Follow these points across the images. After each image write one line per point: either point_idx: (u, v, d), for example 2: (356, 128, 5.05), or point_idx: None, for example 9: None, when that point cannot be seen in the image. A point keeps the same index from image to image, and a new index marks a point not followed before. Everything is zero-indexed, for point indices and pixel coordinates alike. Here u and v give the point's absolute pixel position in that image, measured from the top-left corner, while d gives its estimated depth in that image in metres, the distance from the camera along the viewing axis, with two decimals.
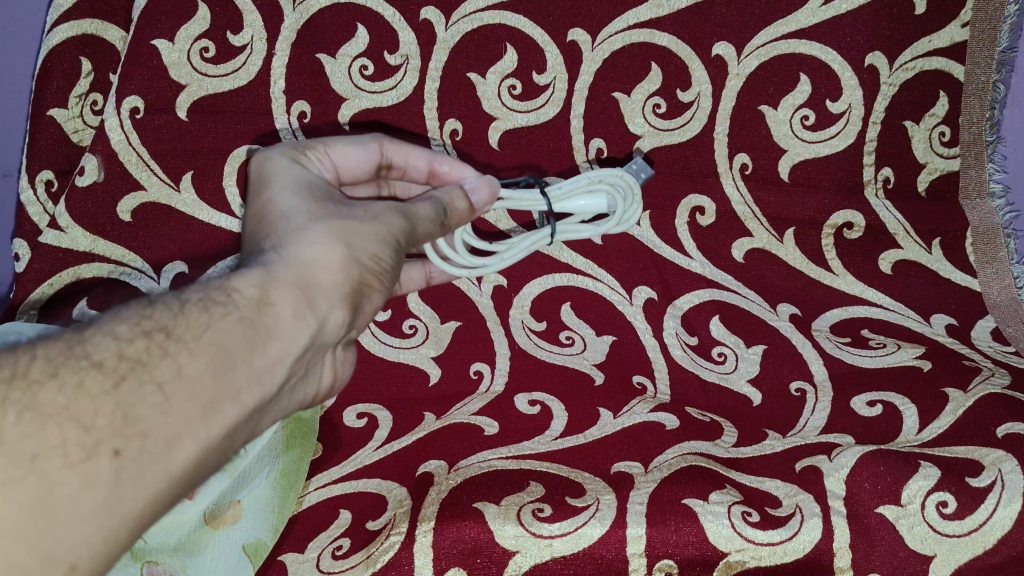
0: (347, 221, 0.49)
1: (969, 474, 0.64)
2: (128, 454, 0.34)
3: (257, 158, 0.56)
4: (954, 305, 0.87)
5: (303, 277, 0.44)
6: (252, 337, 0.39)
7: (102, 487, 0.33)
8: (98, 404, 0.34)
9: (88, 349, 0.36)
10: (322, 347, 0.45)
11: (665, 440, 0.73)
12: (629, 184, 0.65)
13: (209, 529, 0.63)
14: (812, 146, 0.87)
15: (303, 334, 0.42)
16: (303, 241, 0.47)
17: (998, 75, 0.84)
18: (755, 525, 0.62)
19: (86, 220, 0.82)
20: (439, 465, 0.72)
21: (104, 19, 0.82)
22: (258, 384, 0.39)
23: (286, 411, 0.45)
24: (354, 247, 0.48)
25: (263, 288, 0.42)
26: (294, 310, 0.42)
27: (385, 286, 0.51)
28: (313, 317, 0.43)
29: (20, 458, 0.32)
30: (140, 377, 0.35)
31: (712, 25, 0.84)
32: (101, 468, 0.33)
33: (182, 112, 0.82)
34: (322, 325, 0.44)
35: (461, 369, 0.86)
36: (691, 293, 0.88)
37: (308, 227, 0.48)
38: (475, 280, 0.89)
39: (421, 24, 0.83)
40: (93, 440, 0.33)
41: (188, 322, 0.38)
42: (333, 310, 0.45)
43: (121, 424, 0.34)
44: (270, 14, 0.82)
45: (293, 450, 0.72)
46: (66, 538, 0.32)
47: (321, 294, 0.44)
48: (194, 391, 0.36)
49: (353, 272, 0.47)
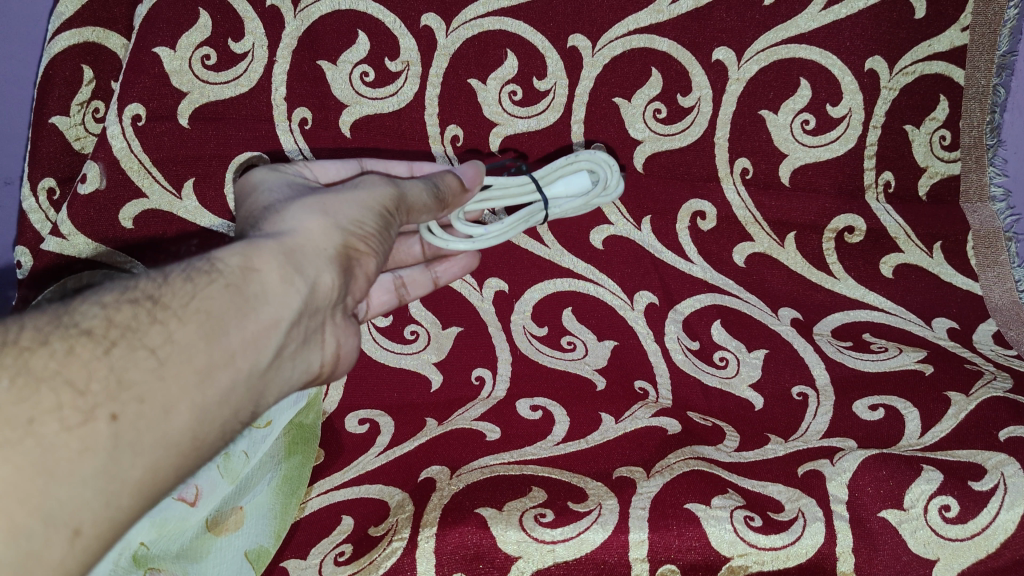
0: (326, 204, 0.53)
1: (972, 478, 0.63)
2: (124, 419, 0.36)
3: (242, 177, 0.62)
4: (954, 308, 0.88)
5: (285, 250, 0.48)
6: (241, 303, 0.43)
7: (101, 451, 0.36)
8: (91, 369, 0.37)
9: (77, 317, 0.39)
10: (315, 312, 0.49)
11: (667, 444, 0.73)
12: (609, 163, 0.64)
13: (210, 536, 0.63)
14: (812, 150, 0.88)
15: (287, 301, 0.46)
16: (286, 224, 0.51)
17: (998, 78, 0.85)
18: (758, 530, 0.62)
19: (87, 227, 0.82)
20: (440, 470, 0.71)
21: (105, 27, 0.82)
22: (249, 343, 0.43)
23: (290, 380, 0.49)
24: (335, 224, 0.52)
25: (246, 260, 0.45)
26: (277, 279, 0.46)
27: (371, 257, 0.54)
28: (296, 286, 0.47)
29: (18, 421, 0.34)
30: (131, 342, 0.39)
31: (711, 30, 0.84)
32: (100, 431, 0.36)
33: (183, 119, 0.82)
34: (309, 292, 0.48)
35: (462, 375, 0.86)
36: (692, 298, 0.88)
37: (290, 212, 0.52)
38: (476, 285, 0.89)
39: (421, 30, 0.83)
40: (90, 404, 0.36)
41: (175, 291, 0.42)
42: (316, 280, 0.48)
43: (115, 388, 0.37)
44: (270, 21, 0.82)
45: (295, 456, 0.72)
46: (68, 499, 0.34)
47: (304, 264, 0.48)
48: (184, 355, 0.39)
49: (334, 245, 0.51)
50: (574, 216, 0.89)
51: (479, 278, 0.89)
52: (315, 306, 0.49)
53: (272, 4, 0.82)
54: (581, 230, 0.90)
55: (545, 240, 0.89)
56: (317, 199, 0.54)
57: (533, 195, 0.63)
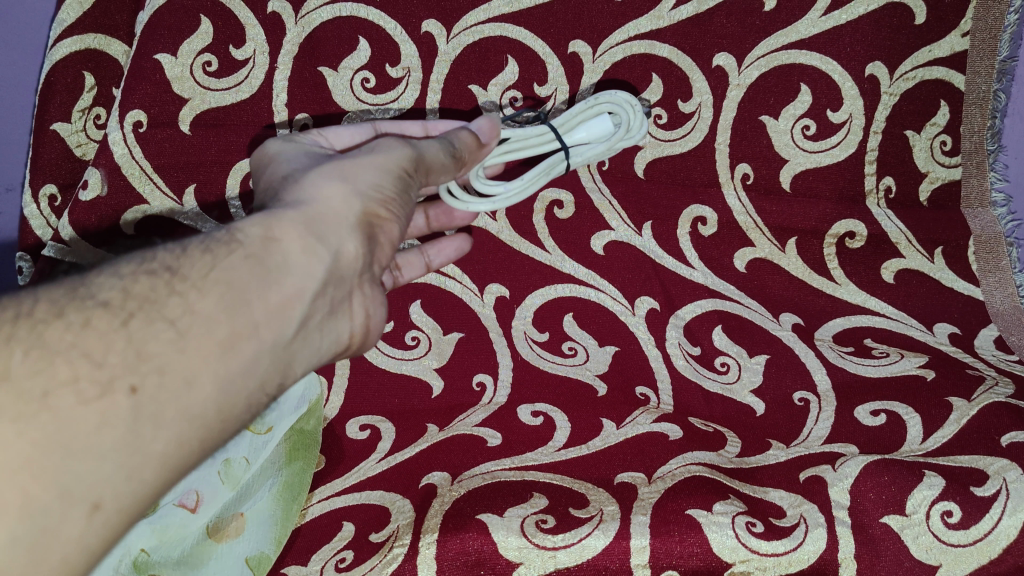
0: (345, 170, 0.53)
1: (974, 483, 0.63)
2: (144, 391, 0.37)
3: (258, 151, 0.62)
4: (956, 314, 0.88)
5: (307, 218, 0.47)
6: (261, 273, 0.43)
7: (120, 424, 0.36)
8: (108, 342, 0.37)
9: (94, 290, 0.39)
10: (341, 281, 0.49)
11: (668, 450, 0.73)
12: (628, 101, 0.65)
13: (212, 542, 0.62)
14: (813, 156, 0.88)
15: (313, 270, 0.46)
16: (304, 190, 0.51)
17: (999, 84, 0.85)
18: (759, 535, 0.62)
19: (90, 234, 0.82)
20: (442, 476, 0.71)
21: (107, 34, 0.82)
22: (272, 311, 0.43)
23: (320, 351, 0.48)
24: (353, 190, 0.52)
25: (267, 229, 0.45)
26: (301, 248, 0.46)
27: (393, 222, 0.54)
28: (322, 254, 0.47)
29: (33, 396, 0.35)
30: (149, 314, 0.39)
31: (712, 37, 0.84)
32: (119, 403, 0.36)
33: (183, 125, 0.83)
34: (333, 259, 0.47)
35: (463, 381, 0.86)
36: (693, 303, 0.88)
37: (311, 180, 0.52)
38: (478, 291, 0.89)
39: (422, 36, 0.84)
40: (107, 376, 0.36)
41: (194, 262, 0.42)
42: (342, 246, 0.48)
43: (133, 361, 0.37)
44: (272, 28, 0.82)
45: (296, 463, 0.72)
46: (83, 475, 0.35)
47: (325, 233, 0.48)
48: (204, 327, 0.40)
49: (355, 211, 0.51)
50: (574, 222, 0.89)
51: (479, 284, 0.89)
52: (339, 276, 0.48)
53: (274, 10, 0.82)
54: (581, 236, 0.89)
55: (545, 246, 0.89)
56: (336, 166, 0.54)
57: (555, 142, 0.65)
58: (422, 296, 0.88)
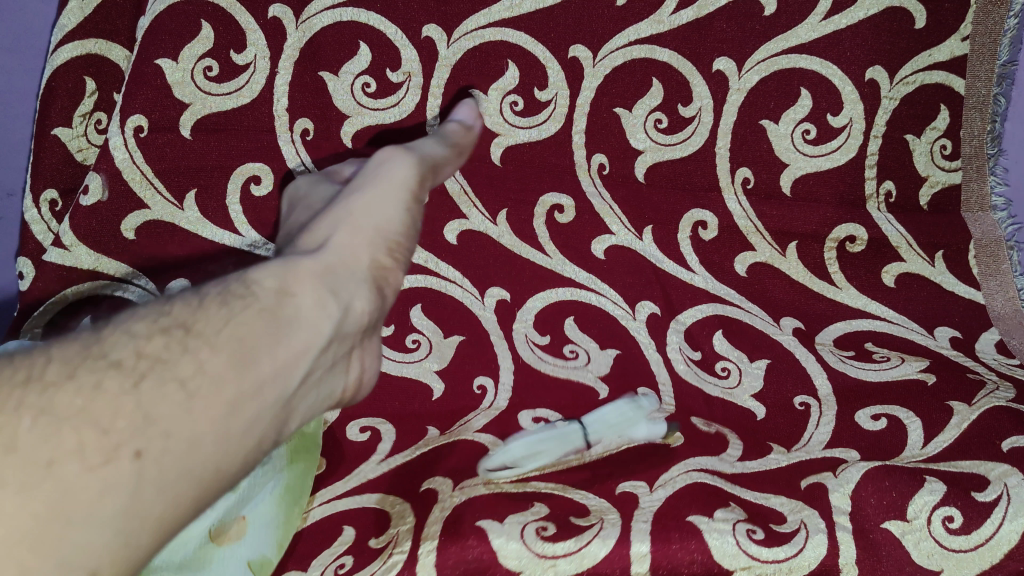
0: (353, 218, 0.55)
1: (975, 488, 0.64)
2: (148, 455, 0.37)
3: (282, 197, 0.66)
4: (957, 318, 0.88)
5: (317, 272, 0.49)
6: (272, 329, 0.44)
7: (122, 490, 0.36)
8: (119, 405, 0.38)
9: (109, 350, 0.40)
10: (348, 337, 0.49)
11: (669, 458, 0.73)
12: None
13: (214, 545, 0.62)
14: (814, 160, 0.88)
15: (321, 324, 0.46)
16: (318, 240, 0.53)
17: (998, 88, 0.85)
18: (760, 542, 0.61)
19: (90, 238, 0.82)
20: (443, 482, 0.71)
21: (108, 39, 0.82)
22: (278, 367, 0.43)
23: (314, 406, 0.48)
24: (365, 240, 0.54)
25: (281, 283, 0.46)
26: (311, 301, 0.46)
27: (397, 270, 0.55)
28: (333, 307, 0.47)
29: (39, 465, 0.35)
30: (160, 375, 0.40)
31: (712, 41, 0.84)
32: (122, 469, 0.37)
33: (186, 130, 0.83)
34: (341, 316, 0.48)
35: (464, 385, 0.84)
36: (694, 308, 0.88)
37: (323, 230, 0.53)
38: (478, 294, 0.88)
39: (422, 41, 0.84)
40: (114, 443, 0.37)
41: (208, 318, 0.43)
42: (352, 298, 0.49)
43: (142, 424, 0.38)
44: (272, 33, 0.82)
45: (297, 465, 0.71)
46: (83, 539, 0.35)
47: (339, 285, 0.49)
48: (216, 385, 0.40)
49: (364, 263, 0.52)
50: (575, 226, 0.89)
51: (480, 288, 0.88)
52: (348, 330, 0.49)
53: (274, 15, 0.82)
54: (582, 239, 0.90)
55: (546, 249, 0.89)
56: (345, 211, 0.56)
57: None
58: (423, 299, 0.88)
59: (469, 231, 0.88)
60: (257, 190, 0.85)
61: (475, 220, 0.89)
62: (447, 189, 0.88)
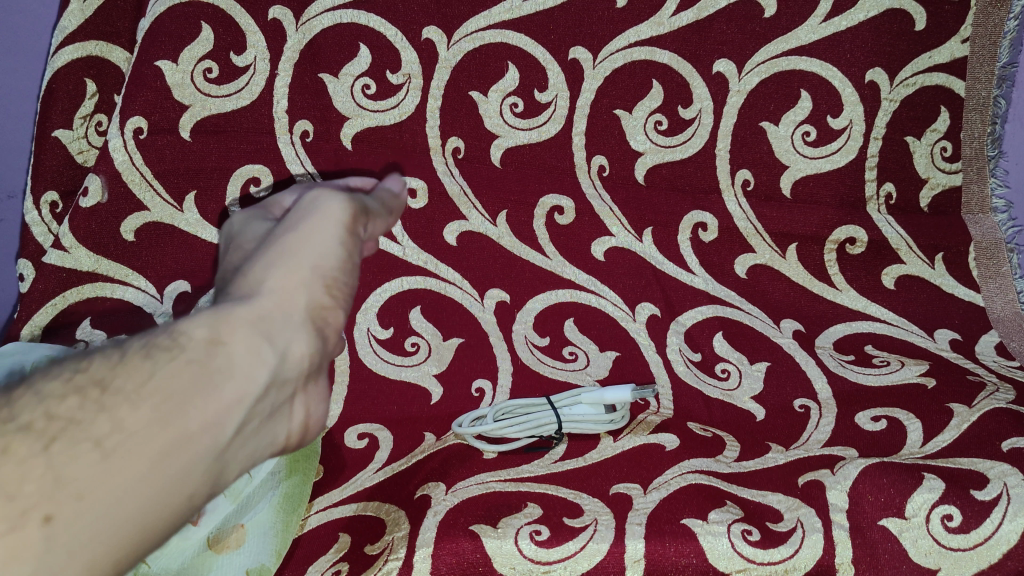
0: (290, 257, 0.45)
1: (975, 486, 0.63)
2: (60, 521, 0.31)
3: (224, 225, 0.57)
4: (957, 320, 0.88)
5: (256, 311, 0.40)
6: (203, 378, 0.36)
7: (29, 560, 0.30)
8: (26, 469, 0.31)
9: (13, 411, 0.33)
10: (284, 387, 0.40)
11: (665, 461, 0.73)
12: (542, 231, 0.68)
13: (212, 553, 0.61)
14: (813, 162, 0.88)
15: (255, 374, 0.38)
16: (254, 275, 0.44)
17: (999, 90, 0.85)
18: (755, 544, 0.61)
19: (89, 240, 0.81)
20: (436, 487, 0.70)
21: (109, 41, 0.83)
22: (214, 422, 0.36)
23: (248, 462, 0.40)
24: (305, 276, 0.45)
25: (212, 328, 0.38)
26: (247, 348, 0.38)
27: (342, 307, 0.46)
28: (265, 356, 0.39)
29: None
30: (74, 435, 0.33)
31: (712, 43, 0.85)
32: (31, 538, 0.30)
33: (185, 132, 0.83)
34: (277, 363, 0.39)
35: (463, 388, 0.84)
36: (694, 310, 0.88)
37: (267, 260, 0.45)
38: (477, 295, 0.87)
39: (422, 43, 0.84)
40: (20, 510, 0.30)
41: (129, 370, 0.35)
42: (290, 342, 0.41)
43: (52, 489, 0.31)
44: (273, 35, 0.83)
45: (296, 475, 0.71)
46: None
47: (275, 331, 0.40)
48: (140, 442, 0.33)
49: (302, 305, 0.43)
50: (575, 228, 0.89)
51: (480, 289, 0.87)
52: (286, 376, 0.40)
53: (274, 17, 0.82)
54: (581, 241, 0.89)
55: (546, 251, 0.89)
56: (277, 247, 0.46)
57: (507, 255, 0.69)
58: (423, 301, 0.86)
59: (470, 233, 0.88)
60: (257, 191, 0.85)
61: (475, 222, 0.88)
62: (447, 189, 0.87)
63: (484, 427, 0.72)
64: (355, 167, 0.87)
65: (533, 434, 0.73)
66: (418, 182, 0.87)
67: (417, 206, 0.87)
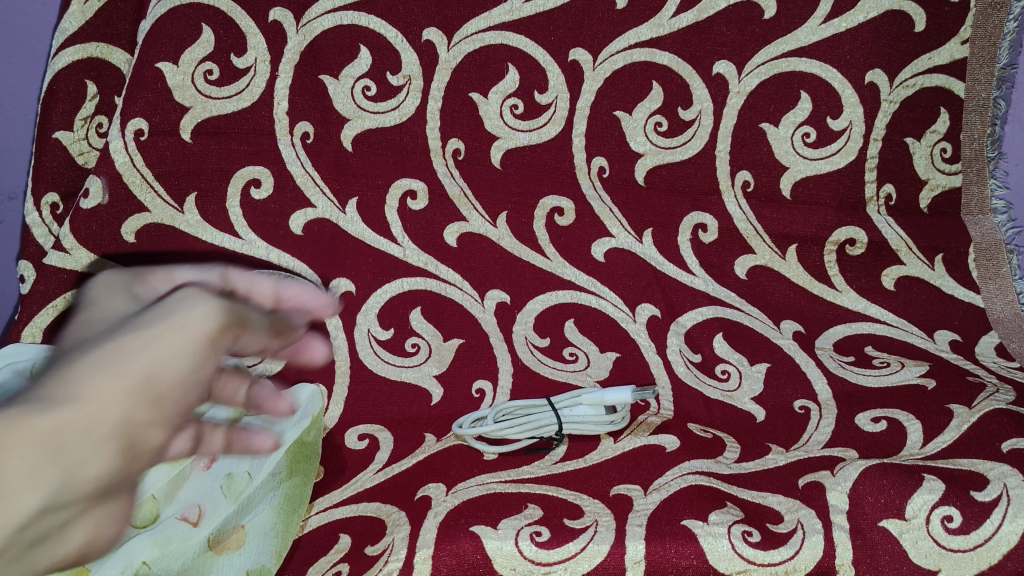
0: (113, 363, 0.41)
1: (975, 487, 0.64)
2: None
3: (84, 298, 0.53)
4: (957, 321, 0.88)
5: (42, 428, 0.38)
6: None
7: None
8: None
9: None
10: (67, 505, 0.39)
11: (666, 461, 0.73)
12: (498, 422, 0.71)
13: (212, 554, 0.60)
14: (813, 163, 0.89)
15: (15, 509, 0.36)
16: (70, 374, 0.40)
17: (998, 91, 0.85)
18: (756, 545, 0.61)
19: (90, 241, 0.81)
20: (437, 488, 0.70)
21: (110, 43, 0.83)
22: None
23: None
24: (132, 389, 0.41)
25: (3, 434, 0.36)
26: (27, 466, 0.37)
27: (177, 420, 0.43)
28: (45, 477, 0.37)
29: None
30: None
31: (711, 44, 0.85)
32: None
33: (186, 134, 0.83)
34: (59, 485, 0.38)
35: (463, 389, 0.84)
36: (694, 311, 0.88)
37: (86, 356, 0.42)
38: (477, 297, 0.87)
39: (423, 44, 0.84)
40: None
41: None
42: (86, 460, 0.39)
43: None
44: (273, 37, 0.83)
45: (297, 476, 0.71)
46: None
47: (67, 450, 0.38)
48: None
49: (123, 415, 0.40)
50: (574, 229, 0.89)
51: (479, 290, 0.87)
52: (68, 497, 0.39)
53: (275, 19, 0.83)
54: (581, 243, 0.89)
55: (546, 252, 0.89)
56: (114, 346, 0.42)
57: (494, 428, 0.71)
58: (423, 302, 0.86)
59: (470, 234, 0.88)
60: (257, 193, 0.85)
61: (475, 223, 0.88)
62: (447, 191, 0.87)
63: (484, 429, 0.72)
64: (356, 169, 0.86)
65: (533, 435, 0.73)
66: (419, 183, 0.87)
67: (417, 207, 0.87)
